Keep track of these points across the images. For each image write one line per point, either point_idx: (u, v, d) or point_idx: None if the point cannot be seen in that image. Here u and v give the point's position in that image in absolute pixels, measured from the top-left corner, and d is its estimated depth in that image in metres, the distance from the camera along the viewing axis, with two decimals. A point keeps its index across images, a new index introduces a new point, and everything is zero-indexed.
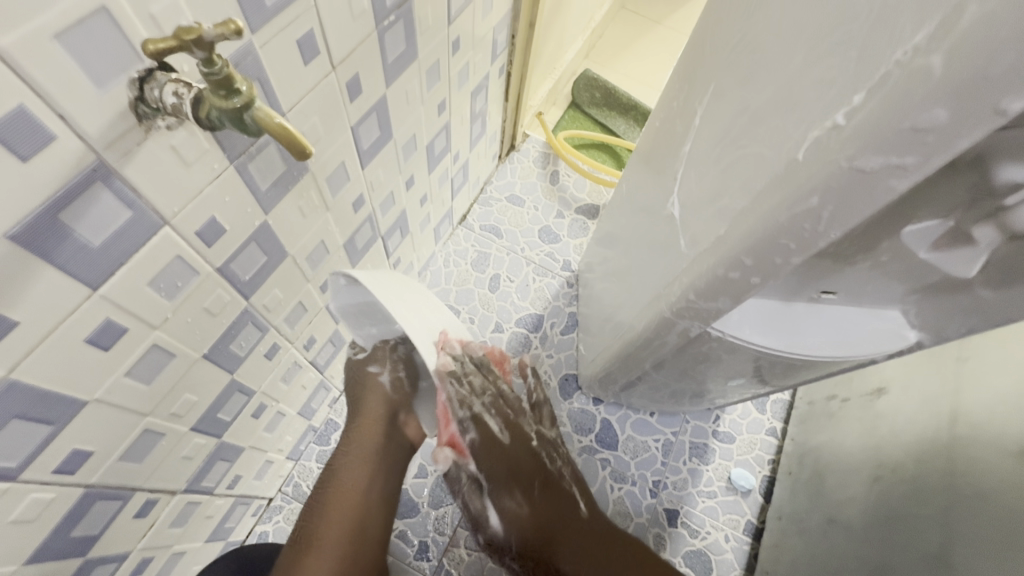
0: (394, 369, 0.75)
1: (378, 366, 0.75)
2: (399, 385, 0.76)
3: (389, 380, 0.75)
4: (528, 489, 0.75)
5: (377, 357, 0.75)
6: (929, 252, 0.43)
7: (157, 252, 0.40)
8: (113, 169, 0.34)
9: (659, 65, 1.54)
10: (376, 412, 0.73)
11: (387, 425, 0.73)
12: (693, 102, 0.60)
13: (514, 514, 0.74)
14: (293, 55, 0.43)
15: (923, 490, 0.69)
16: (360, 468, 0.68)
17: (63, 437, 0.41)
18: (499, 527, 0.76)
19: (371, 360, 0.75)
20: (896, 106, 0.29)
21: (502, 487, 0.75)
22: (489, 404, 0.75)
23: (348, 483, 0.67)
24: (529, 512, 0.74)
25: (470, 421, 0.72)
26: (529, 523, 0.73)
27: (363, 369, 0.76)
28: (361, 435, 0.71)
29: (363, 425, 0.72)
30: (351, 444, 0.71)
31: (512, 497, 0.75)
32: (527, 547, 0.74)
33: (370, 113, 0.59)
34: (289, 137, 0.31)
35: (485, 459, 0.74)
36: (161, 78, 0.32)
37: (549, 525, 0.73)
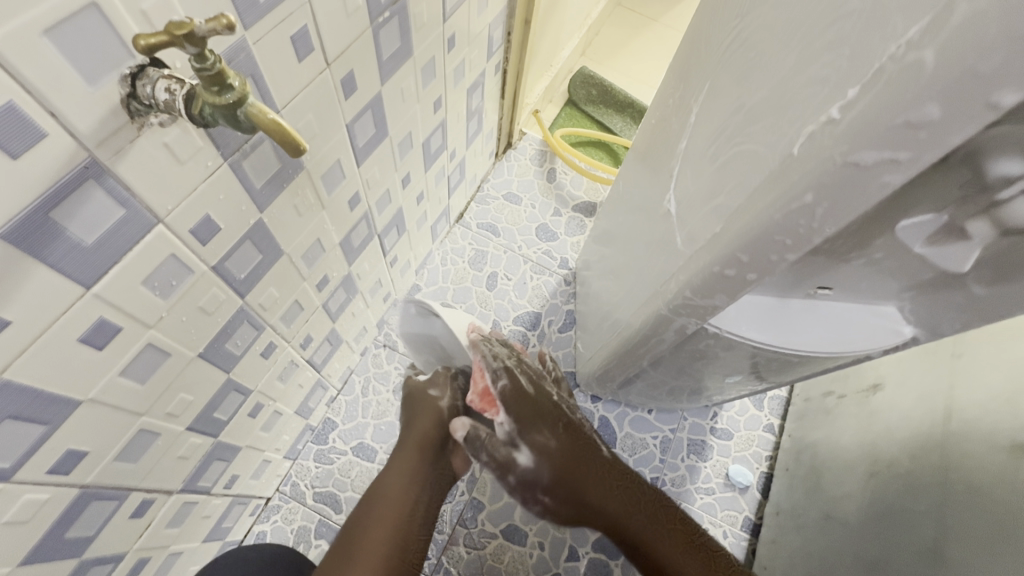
0: (456, 396, 0.71)
1: (440, 391, 0.71)
2: (456, 411, 0.71)
3: (451, 406, 0.70)
4: (557, 425, 0.68)
5: (439, 382, 0.72)
6: (924, 248, 0.43)
7: (151, 251, 0.40)
8: (105, 167, 0.33)
9: (656, 63, 1.54)
10: (431, 431, 0.68)
11: (438, 444, 0.68)
12: (689, 99, 0.60)
13: (547, 448, 0.66)
14: (286, 53, 0.43)
15: (918, 484, 0.70)
16: (410, 484, 0.63)
17: (57, 437, 0.41)
18: (528, 465, 0.67)
19: (433, 384, 0.72)
20: (890, 101, 0.29)
21: (538, 422, 0.67)
22: (515, 362, 0.71)
23: (394, 497, 0.61)
24: (562, 448, 0.67)
25: (504, 368, 0.67)
26: (565, 463, 0.67)
27: (424, 392, 0.72)
28: (409, 451, 0.66)
29: (413, 443, 0.67)
30: (398, 460, 0.65)
31: (545, 434, 0.67)
32: (566, 485, 0.67)
33: (365, 110, 0.59)
34: (284, 134, 0.31)
35: (517, 407, 0.66)
36: (153, 74, 0.32)
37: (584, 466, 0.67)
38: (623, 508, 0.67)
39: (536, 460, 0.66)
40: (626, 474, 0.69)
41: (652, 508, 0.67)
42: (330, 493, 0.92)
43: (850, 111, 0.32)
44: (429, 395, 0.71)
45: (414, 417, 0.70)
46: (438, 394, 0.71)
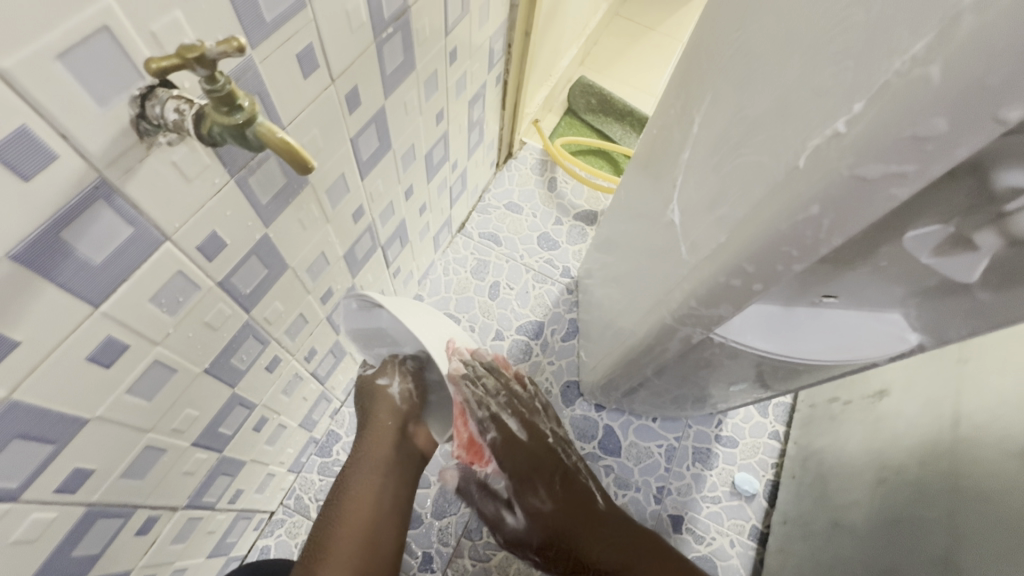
0: (406, 384, 0.72)
1: (388, 379, 0.72)
2: (411, 396, 0.72)
3: (400, 394, 0.71)
4: (550, 481, 0.76)
5: (387, 370, 0.72)
6: (931, 257, 0.43)
7: (159, 268, 0.40)
8: (115, 187, 0.34)
9: (654, 71, 1.56)
10: (388, 422, 0.70)
11: (395, 434, 0.69)
12: (690, 109, 0.61)
13: (537, 512, 0.76)
14: (292, 70, 0.43)
15: (928, 491, 0.70)
16: (372, 479, 0.65)
17: (64, 455, 0.41)
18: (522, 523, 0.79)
19: (381, 373, 0.72)
20: (897, 113, 0.30)
21: (527, 485, 0.77)
22: (505, 407, 0.76)
23: (357, 498, 0.63)
24: (551, 508, 0.75)
25: (489, 421, 0.74)
26: (552, 523, 0.75)
27: (373, 384, 0.72)
28: (371, 449, 0.67)
29: (371, 439, 0.68)
30: (360, 457, 0.67)
31: (536, 496, 0.76)
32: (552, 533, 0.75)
33: (369, 125, 0.59)
34: (293, 154, 0.31)
35: (511, 463, 0.77)
36: (162, 95, 0.32)
37: (566, 529, 0.74)
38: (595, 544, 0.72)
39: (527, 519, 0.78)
40: (590, 499, 0.76)
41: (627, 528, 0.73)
42: None
43: (857, 124, 0.32)
44: (388, 392, 0.71)
45: (369, 409, 0.71)
46: (387, 385, 0.71)
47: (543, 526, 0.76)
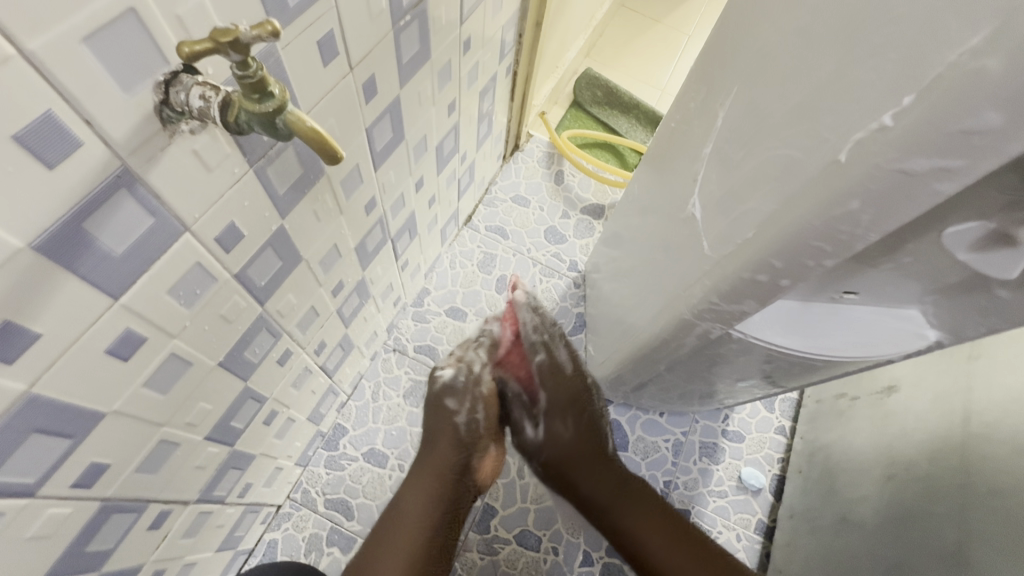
0: (473, 409, 0.73)
1: (456, 403, 0.73)
2: (478, 429, 0.73)
3: (467, 424, 0.72)
4: (580, 417, 0.77)
5: (458, 393, 0.73)
6: (967, 253, 0.42)
7: (178, 260, 0.39)
8: (137, 176, 0.33)
9: (659, 63, 1.54)
10: (444, 463, 0.69)
11: (456, 466, 0.70)
12: (710, 103, 0.60)
13: (555, 435, 0.77)
14: (313, 57, 0.42)
15: (938, 487, 0.70)
16: (424, 506, 0.66)
17: (81, 451, 0.40)
18: (536, 435, 0.79)
19: (451, 394, 0.73)
20: (950, 104, 0.30)
21: (555, 410, 0.78)
22: (558, 335, 0.82)
23: (408, 515, 0.65)
24: (571, 436, 0.77)
25: (539, 345, 0.79)
26: (567, 448, 0.76)
27: (440, 402, 0.73)
28: (428, 474, 0.68)
29: (431, 467, 0.69)
30: (412, 479, 0.68)
31: (561, 421, 0.77)
32: (562, 458, 0.76)
33: (384, 114, 0.58)
34: (323, 145, 0.31)
35: (548, 387, 0.78)
36: (187, 80, 0.31)
37: (576, 454, 0.76)
38: (594, 480, 0.73)
39: (544, 438, 0.78)
40: (627, 474, 0.73)
41: (602, 462, 0.75)
42: (341, 500, 0.91)
43: (902, 118, 0.32)
44: (445, 406, 0.73)
45: (431, 431, 0.72)
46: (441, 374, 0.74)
47: (555, 449, 0.77)
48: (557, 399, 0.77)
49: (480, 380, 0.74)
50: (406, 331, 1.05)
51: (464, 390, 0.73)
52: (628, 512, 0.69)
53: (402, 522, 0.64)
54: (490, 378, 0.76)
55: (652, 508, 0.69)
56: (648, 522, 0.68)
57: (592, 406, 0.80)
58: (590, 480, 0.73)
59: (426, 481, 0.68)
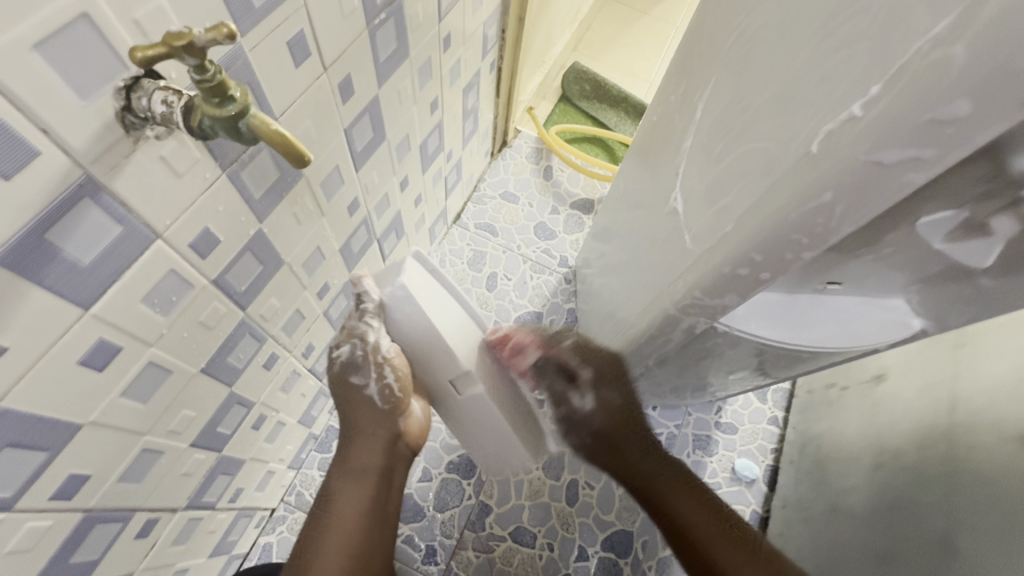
0: (384, 380, 0.62)
1: (363, 378, 0.63)
2: (394, 394, 0.63)
3: (380, 394, 0.63)
4: (624, 391, 0.78)
5: (361, 366, 0.62)
6: (943, 244, 0.42)
7: (150, 268, 0.39)
8: (101, 184, 0.32)
9: (647, 56, 1.54)
10: (374, 426, 0.64)
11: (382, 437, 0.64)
12: (691, 95, 0.60)
13: (605, 402, 0.76)
14: (283, 59, 0.41)
15: (925, 475, 0.70)
16: (359, 486, 0.60)
17: (58, 462, 0.40)
18: (588, 408, 0.76)
19: (355, 370, 0.63)
20: (917, 95, 0.29)
21: (603, 379, 0.78)
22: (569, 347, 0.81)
23: (346, 505, 0.58)
24: (620, 407, 0.76)
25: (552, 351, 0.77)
26: (618, 421, 0.75)
27: (346, 380, 0.64)
28: (365, 440, 0.63)
29: (360, 439, 0.63)
30: (348, 460, 0.62)
31: (610, 390, 0.77)
32: (609, 430, 0.75)
33: (362, 115, 0.58)
34: (288, 147, 0.30)
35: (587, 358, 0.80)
36: (148, 86, 0.31)
37: (622, 431, 0.74)
38: (650, 460, 0.70)
39: (594, 407, 0.76)
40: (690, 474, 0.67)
41: (659, 454, 0.71)
42: None
43: (872, 107, 0.32)
44: (352, 384, 0.63)
45: (348, 413, 0.65)
46: (341, 354, 0.62)
47: (605, 418, 0.75)
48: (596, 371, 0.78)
49: (380, 348, 0.60)
50: None
51: (365, 363, 0.61)
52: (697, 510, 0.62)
53: (338, 508, 0.58)
54: (395, 345, 0.61)
55: (719, 510, 0.62)
56: (693, 503, 0.63)
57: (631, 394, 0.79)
58: (648, 463, 0.70)
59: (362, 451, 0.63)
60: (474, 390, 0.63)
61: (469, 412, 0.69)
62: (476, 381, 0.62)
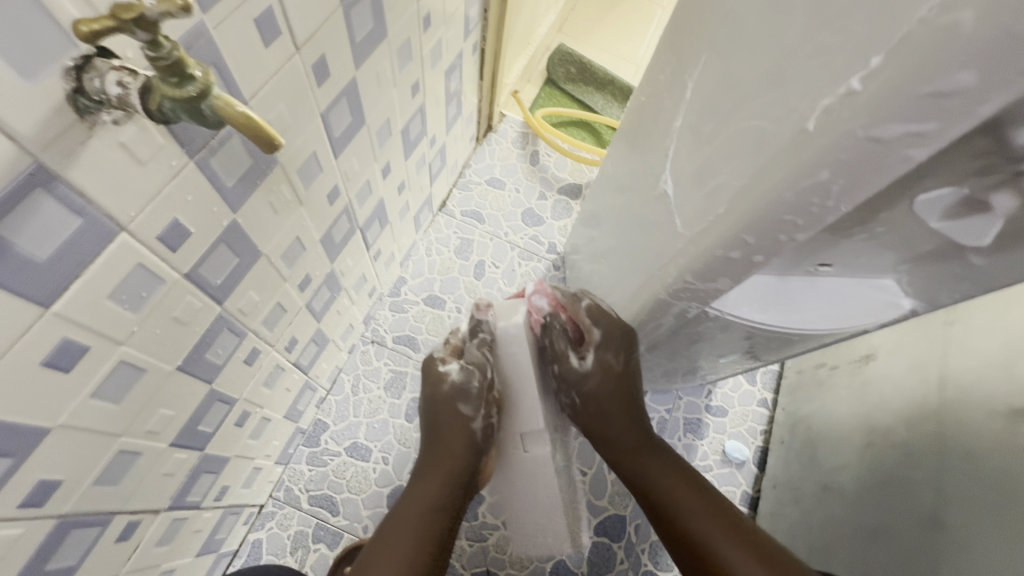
0: (488, 416, 0.64)
1: (470, 409, 0.63)
2: (494, 434, 0.65)
3: (484, 431, 0.63)
4: (629, 354, 0.67)
5: (470, 397, 0.63)
6: (940, 221, 0.41)
7: (116, 262, 0.36)
8: (54, 173, 0.30)
9: (633, 37, 1.51)
10: (463, 453, 0.62)
11: (467, 468, 0.61)
12: (680, 74, 0.58)
13: (606, 365, 0.66)
14: (251, 38, 0.39)
15: (915, 453, 0.71)
16: (434, 516, 0.56)
17: (27, 467, 0.38)
18: (582, 369, 0.66)
19: (464, 399, 0.63)
20: (921, 63, 0.28)
21: (607, 341, 0.66)
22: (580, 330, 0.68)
23: (415, 524, 0.55)
24: (620, 371, 0.66)
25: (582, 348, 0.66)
26: (610, 386, 0.66)
27: (452, 406, 0.64)
28: (444, 466, 0.61)
29: (442, 466, 0.61)
30: (418, 485, 0.59)
31: (612, 353, 0.66)
32: (604, 393, 0.66)
33: (340, 97, 0.55)
34: (258, 131, 0.29)
35: (604, 320, 0.67)
36: (100, 65, 0.28)
37: (608, 400, 0.66)
38: (623, 421, 0.66)
39: (591, 369, 0.66)
40: (678, 459, 0.63)
41: (631, 408, 0.66)
42: (325, 496, 0.90)
43: (870, 81, 0.31)
44: (459, 412, 0.63)
45: (439, 433, 0.63)
46: (446, 372, 0.65)
47: (600, 383, 0.66)
48: (607, 327, 0.67)
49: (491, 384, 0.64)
50: (384, 322, 1.03)
51: (477, 396, 0.63)
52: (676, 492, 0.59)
53: (405, 521, 0.55)
54: (503, 379, 0.67)
55: (704, 492, 0.59)
56: (669, 481, 0.60)
57: (633, 362, 0.68)
58: (620, 423, 0.65)
59: (433, 479, 0.59)
60: (541, 449, 0.69)
61: (525, 468, 0.71)
62: (545, 441, 0.69)
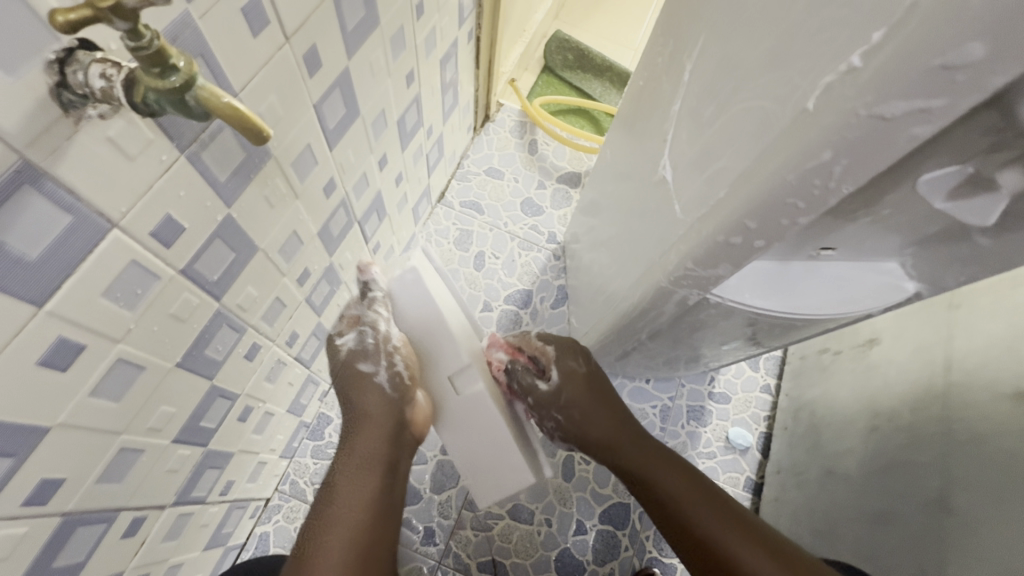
0: (396, 373, 0.58)
1: (372, 365, 0.58)
2: (404, 382, 0.58)
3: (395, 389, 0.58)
4: (589, 357, 0.70)
5: (371, 353, 0.59)
6: (946, 202, 0.40)
7: (110, 260, 0.36)
8: (42, 170, 0.29)
9: (632, 22, 1.49)
10: (384, 417, 0.56)
11: (394, 433, 0.56)
12: (678, 57, 0.57)
13: (572, 372, 0.68)
14: (239, 28, 0.38)
15: (921, 436, 0.71)
16: (365, 487, 0.51)
17: (30, 466, 0.38)
18: (552, 385, 0.67)
19: (364, 357, 0.59)
20: (926, 37, 0.27)
21: (564, 350, 0.70)
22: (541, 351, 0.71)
23: (347, 503, 0.49)
24: (588, 374, 0.68)
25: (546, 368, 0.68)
26: (585, 391, 0.67)
27: (355, 369, 0.59)
28: (372, 432, 0.56)
29: (365, 435, 0.55)
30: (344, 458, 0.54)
31: (574, 359, 0.69)
32: (577, 399, 0.66)
33: (333, 88, 0.54)
34: (245, 122, 0.28)
35: (552, 338, 0.72)
36: (83, 58, 0.28)
37: (587, 404, 0.66)
38: (608, 423, 0.66)
39: (561, 380, 0.67)
40: (671, 453, 0.62)
41: (613, 415, 0.66)
42: None
43: (873, 57, 0.30)
44: (362, 374, 0.58)
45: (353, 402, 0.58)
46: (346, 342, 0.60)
47: (573, 390, 0.67)
48: (559, 344, 0.71)
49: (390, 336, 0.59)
50: None
51: (376, 350, 0.58)
52: (674, 489, 0.58)
53: (338, 499, 0.50)
54: (405, 334, 0.60)
55: (703, 485, 0.58)
56: (666, 478, 0.59)
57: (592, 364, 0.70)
58: (607, 428, 0.65)
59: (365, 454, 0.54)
60: (472, 386, 0.61)
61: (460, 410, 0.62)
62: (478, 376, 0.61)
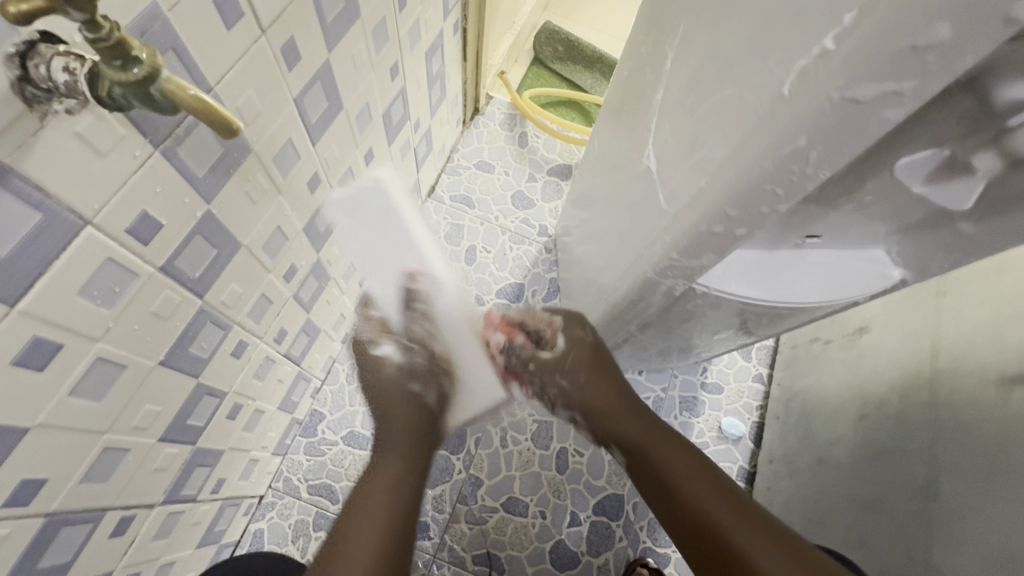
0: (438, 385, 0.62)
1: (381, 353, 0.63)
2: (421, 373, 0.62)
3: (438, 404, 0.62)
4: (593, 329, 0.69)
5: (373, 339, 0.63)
6: (923, 187, 0.40)
7: (85, 257, 0.36)
8: (8, 166, 0.29)
9: (623, 13, 1.48)
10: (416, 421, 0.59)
11: (423, 429, 0.59)
12: (661, 45, 0.56)
13: (579, 341, 0.66)
14: (212, 20, 0.38)
15: (909, 421, 0.72)
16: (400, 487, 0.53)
17: (9, 467, 0.38)
18: (559, 352, 0.66)
19: (414, 376, 0.61)
20: (895, 19, 0.27)
21: (572, 320, 0.69)
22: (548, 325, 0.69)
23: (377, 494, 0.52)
24: (593, 344, 0.67)
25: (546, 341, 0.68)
26: (589, 357, 0.65)
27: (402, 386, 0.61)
28: (407, 436, 0.58)
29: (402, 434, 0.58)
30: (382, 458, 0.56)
31: (580, 329, 0.68)
32: (582, 369, 0.64)
33: (314, 81, 0.54)
34: (212, 114, 0.28)
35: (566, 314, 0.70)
36: (45, 52, 0.27)
37: (590, 374, 0.64)
38: (612, 389, 0.63)
39: (567, 347, 0.66)
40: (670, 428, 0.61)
41: (618, 384, 0.64)
42: (324, 485, 0.90)
43: (845, 41, 0.30)
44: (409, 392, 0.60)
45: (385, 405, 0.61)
46: (386, 355, 0.62)
47: (577, 360, 0.65)
48: (566, 316, 0.70)
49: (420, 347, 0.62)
50: None
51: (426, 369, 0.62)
52: (678, 466, 0.57)
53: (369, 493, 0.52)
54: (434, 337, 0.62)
55: (704, 464, 0.58)
56: (668, 455, 0.58)
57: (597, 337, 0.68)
58: (612, 395, 0.63)
59: (403, 446, 0.57)
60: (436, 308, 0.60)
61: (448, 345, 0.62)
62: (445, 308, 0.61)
